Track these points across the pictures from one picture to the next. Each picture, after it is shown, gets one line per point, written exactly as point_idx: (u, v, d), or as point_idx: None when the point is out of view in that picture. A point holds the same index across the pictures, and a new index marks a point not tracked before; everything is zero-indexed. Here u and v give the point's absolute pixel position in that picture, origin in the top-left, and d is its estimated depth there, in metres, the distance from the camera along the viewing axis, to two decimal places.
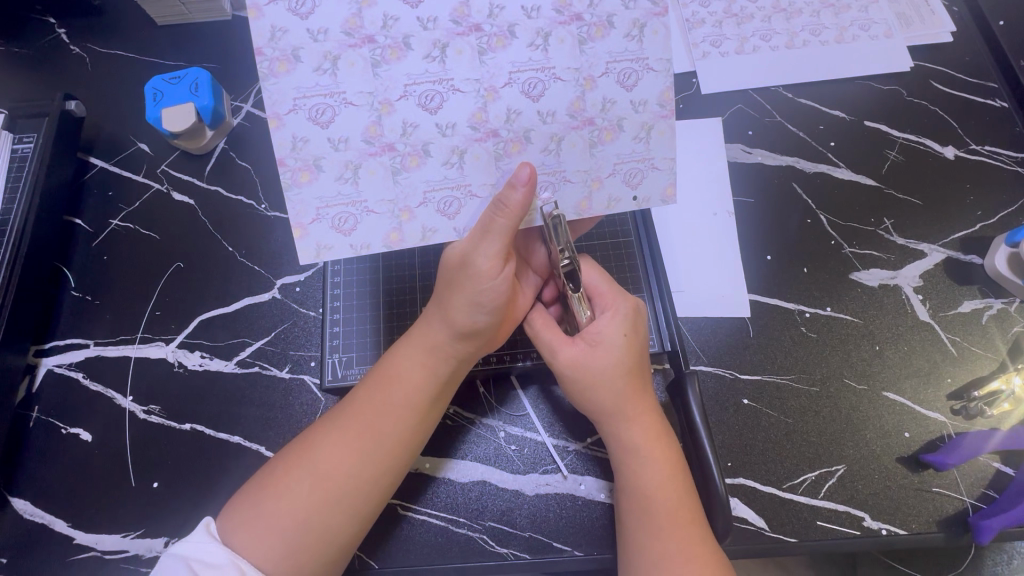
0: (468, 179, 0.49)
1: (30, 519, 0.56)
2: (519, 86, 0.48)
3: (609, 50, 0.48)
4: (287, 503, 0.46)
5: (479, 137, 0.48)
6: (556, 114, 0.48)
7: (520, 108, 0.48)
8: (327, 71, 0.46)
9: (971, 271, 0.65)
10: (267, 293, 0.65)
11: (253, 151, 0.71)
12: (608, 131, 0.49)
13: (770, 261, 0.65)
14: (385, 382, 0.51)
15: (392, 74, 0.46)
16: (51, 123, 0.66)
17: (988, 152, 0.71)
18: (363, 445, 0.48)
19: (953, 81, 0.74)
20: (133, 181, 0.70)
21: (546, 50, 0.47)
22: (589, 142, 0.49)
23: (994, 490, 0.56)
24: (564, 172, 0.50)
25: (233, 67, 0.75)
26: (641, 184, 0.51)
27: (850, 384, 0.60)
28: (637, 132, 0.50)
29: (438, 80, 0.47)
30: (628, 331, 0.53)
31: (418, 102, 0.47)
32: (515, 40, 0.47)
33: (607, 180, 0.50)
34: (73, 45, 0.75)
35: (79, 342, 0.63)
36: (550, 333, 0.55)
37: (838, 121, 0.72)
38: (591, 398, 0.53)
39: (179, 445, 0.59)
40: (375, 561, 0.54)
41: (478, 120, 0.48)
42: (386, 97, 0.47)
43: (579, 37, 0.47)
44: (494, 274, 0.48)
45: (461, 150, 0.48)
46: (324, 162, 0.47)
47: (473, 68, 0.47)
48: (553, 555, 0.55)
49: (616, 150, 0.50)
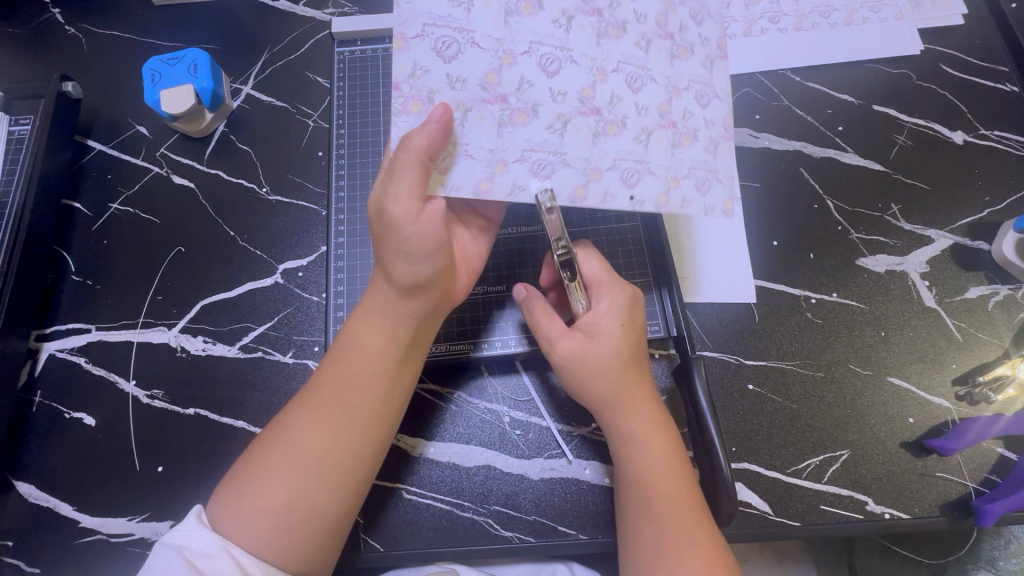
0: (566, 148, 0.47)
1: (35, 503, 0.56)
2: (623, 76, 0.49)
3: (692, 71, 0.50)
4: (268, 485, 0.46)
5: (584, 111, 0.48)
6: (648, 109, 0.49)
7: (622, 95, 0.49)
8: (462, 6, 0.46)
9: (978, 257, 0.64)
10: (269, 277, 0.64)
11: (255, 134, 0.70)
12: (686, 137, 0.49)
13: (776, 247, 0.64)
14: (346, 351, 0.50)
15: (521, 27, 0.47)
16: (48, 105, 0.65)
17: (998, 137, 0.70)
18: (340, 426, 0.48)
19: (963, 65, 0.73)
20: (132, 164, 0.69)
21: (648, 51, 0.49)
22: (671, 143, 0.49)
23: (998, 475, 0.57)
24: (648, 164, 0.49)
25: (232, 48, 0.73)
26: (708, 192, 0.50)
27: (856, 369, 0.60)
28: (707, 145, 0.50)
29: (560, 48, 0.48)
30: (625, 320, 0.53)
31: (539, 61, 0.47)
32: (625, 35, 0.49)
33: (683, 181, 0.49)
34: (69, 26, 0.74)
35: (81, 326, 0.62)
36: (547, 322, 0.54)
37: (846, 105, 0.71)
38: (592, 387, 0.52)
39: (183, 429, 0.58)
40: (380, 544, 0.54)
41: (587, 95, 0.48)
42: (511, 48, 0.47)
43: (671, 52, 0.50)
44: (413, 217, 0.45)
45: (566, 118, 0.48)
46: (437, 97, 0.46)
47: (591, 46, 0.48)
48: (557, 537, 0.55)
49: (692, 158, 0.49)
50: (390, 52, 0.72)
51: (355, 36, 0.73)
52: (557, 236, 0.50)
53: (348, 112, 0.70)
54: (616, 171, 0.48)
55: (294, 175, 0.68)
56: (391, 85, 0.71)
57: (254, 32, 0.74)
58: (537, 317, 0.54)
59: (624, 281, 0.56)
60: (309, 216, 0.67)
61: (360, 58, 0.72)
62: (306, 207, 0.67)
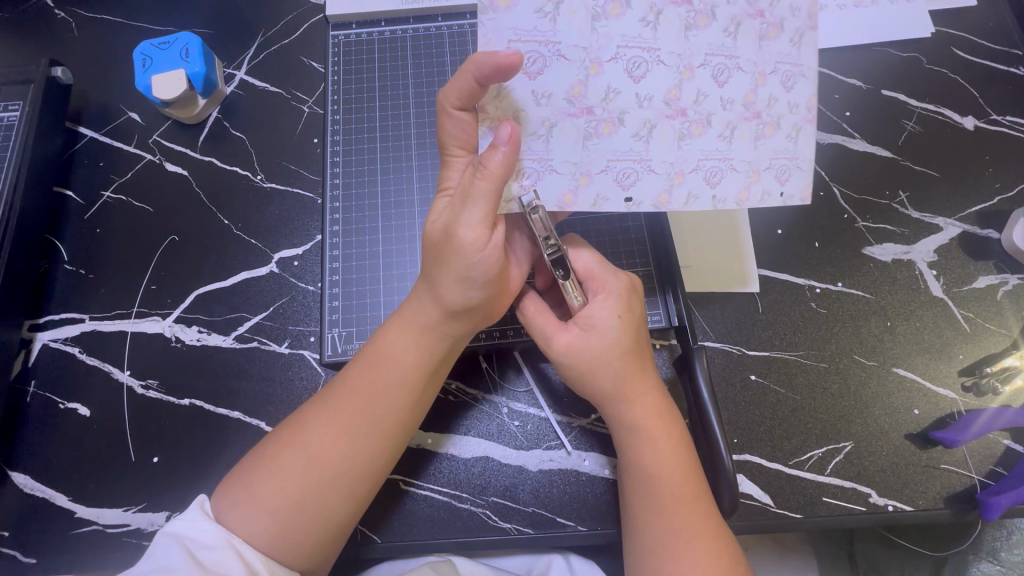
0: (651, 154, 0.47)
1: (30, 493, 0.56)
2: (710, 70, 0.46)
3: (782, 50, 0.46)
4: (281, 481, 0.46)
5: (670, 114, 0.47)
6: (733, 102, 0.47)
7: (708, 91, 0.46)
8: (547, 15, 0.44)
9: (987, 245, 0.63)
10: (265, 267, 0.63)
11: (248, 121, 0.69)
12: (770, 126, 0.47)
13: (781, 235, 0.63)
14: (376, 360, 0.49)
15: (609, 31, 0.45)
16: (37, 90, 0.64)
17: (1010, 122, 0.68)
18: (357, 427, 0.47)
19: (975, 48, 0.72)
20: (125, 152, 0.68)
21: (736, 37, 0.46)
22: (755, 134, 0.47)
23: (1004, 466, 0.56)
24: (730, 160, 0.47)
25: (224, 31, 0.72)
26: (786, 182, 0.48)
27: (860, 360, 0.59)
28: (789, 133, 0.47)
29: (648, 48, 0.45)
30: (622, 312, 0.51)
31: (626, 67, 0.46)
32: (716, 21, 0.45)
33: (763, 173, 0.48)
34: (57, 10, 0.73)
35: (74, 316, 0.61)
36: (541, 318, 0.53)
37: (854, 90, 0.69)
38: (594, 381, 0.51)
39: (179, 419, 0.58)
40: (377, 537, 0.54)
41: (673, 96, 0.46)
42: (597, 56, 0.45)
43: (761, 33, 0.46)
44: (482, 245, 0.45)
45: (652, 123, 0.46)
46: (523, 116, 0.46)
47: (678, 41, 0.45)
48: (555, 529, 0.54)
49: (773, 147, 0.47)
50: (386, 36, 0.71)
51: (350, 19, 0.71)
52: (545, 233, 0.48)
53: (343, 97, 0.68)
54: (698, 172, 0.47)
55: (289, 163, 0.67)
56: (388, 70, 0.69)
57: (246, 15, 0.72)
58: (528, 315, 0.53)
59: (618, 271, 0.54)
60: (305, 205, 0.66)
61: (356, 42, 0.70)
62: (302, 195, 0.66)
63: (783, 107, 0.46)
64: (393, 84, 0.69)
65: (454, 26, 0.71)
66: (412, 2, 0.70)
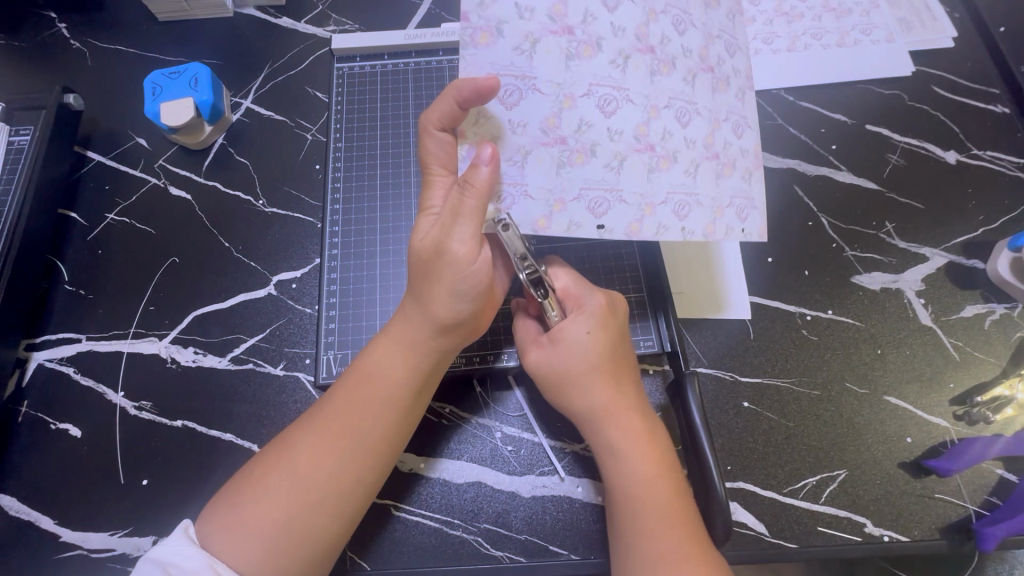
0: (622, 185, 0.48)
1: (15, 516, 0.55)
2: (674, 112, 0.49)
3: (731, 103, 0.51)
4: (266, 504, 0.45)
5: (639, 148, 0.48)
6: (695, 143, 0.49)
7: (673, 130, 0.49)
8: (525, 52, 0.47)
9: (973, 275, 0.64)
10: (263, 289, 0.64)
11: (253, 147, 0.71)
12: (727, 167, 0.50)
13: (771, 263, 0.64)
14: (363, 379, 0.50)
15: (581, 69, 0.47)
16: (48, 116, 0.66)
17: (990, 157, 0.71)
18: (342, 445, 0.47)
19: (953, 87, 0.75)
20: (131, 175, 0.69)
21: (693, 86, 0.49)
22: (716, 173, 0.50)
23: (998, 496, 0.55)
24: (697, 195, 0.49)
25: (235, 63, 0.75)
26: (746, 219, 0.51)
27: (852, 387, 0.59)
28: (744, 174, 0.51)
29: (617, 87, 0.48)
30: (596, 329, 0.53)
31: (597, 102, 0.48)
32: (676, 70, 0.49)
33: (727, 209, 0.50)
34: (75, 41, 0.76)
35: (71, 336, 0.62)
36: (521, 333, 0.56)
37: (838, 125, 0.72)
38: (572, 398, 0.52)
39: (171, 441, 0.58)
40: (366, 564, 0.53)
41: (642, 132, 0.48)
42: (571, 92, 0.47)
43: (712, 85, 0.50)
44: (472, 258, 0.46)
45: (622, 155, 0.48)
46: (499, 142, 0.47)
47: (645, 84, 0.48)
48: (548, 558, 0.54)
49: (732, 186, 0.50)
50: (389, 68, 0.73)
51: (355, 52, 0.74)
52: (522, 252, 0.50)
53: (346, 126, 0.70)
54: (668, 205, 0.49)
55: (291, 188, 0.69)
56: (390, 100, 0.72)
57: (257, 48, 0.76)
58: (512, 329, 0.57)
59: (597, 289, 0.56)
60: (305, 228, 0.67)
61: (360, 74, 0.73)
62: (303, 219, 0.67)
63: (736, 151, 0.50)
64: (395, 113, 0.71)
65: (455, 60, 0.74)
66: (415, 37, 0.73)
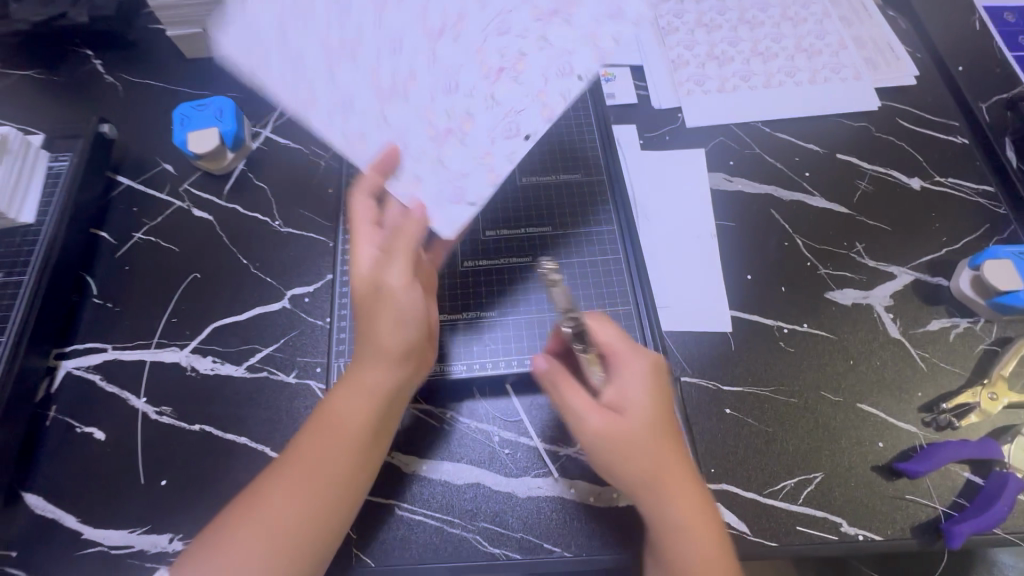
0: (512, 100, 0.54)
1: (40, 514, 0.58)
2: (472, 44, 0.54)
3: (477, 20, 0.54)
4: (236, 556, 0.48)
5: (493, 78, 0.54)
6: (528, 31, 0.54)
7: (507, 44, 0.54)
8: (335, 97, 0.51)
9: (938, 292, 0.69)
10: (277, 302, 0.69)
11: (271, 172, 0.77)
12: (541, 20, 0.54)
13: (750, 280, 0.69)
14: (325, 427, 0.52)
15: (383, 74, 0.52)
16: (85, 144, 0.72)
17: (952, 183, 0.77)
18: (304, 494, 0.50)
19: (917, 119, 0.82)
20: (157, 198, 0.75)
21: (440, 40, 0.53)
22: (562, 20, 0.54)
23: (966, 498, 0.59)
24: (566, 48, 0.54)
25: (256, 96, 0.82)
26: (575, 18, 0.54)
27: (827, 396, 0.63)
28: (563, 19, 0.54)
29: (389, 70, 0.52)
30: (653, 394, 0.52)
31: (439, 87, 0.53)
32: (399, 6, 0.53)
33: (575, 52, 0.54)
34: (109, 76, 0.83)
35: (97, 345, 0.66)
36: (571, 395, 0.52)
37: (811, 154, 0.78)
38: (629, 470, 0.50)
39: (188, 444, 0.61)
40: (371, 560, 0.56)
41: (484, 69, 0.54)
42: (400, 86, 0.53)
43: (458, 14, 0.54)
44: (406, 290, 0.52)
45: (492, 94, 0.54)
46: (409, 164, 0.53)
47: (401, 24, 0.53)
48: (542, 555, 0.57)
49: (561, 35, 0.54)
50: None
51: None
52: (567, 307, 0.52)
53: None
54: (552, 83, 0.54)
55: (306, 210, 0.74)
56: None
57: None
58: (562, 392, 0.52)
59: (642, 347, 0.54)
60: (317, 247, 0.72)
61: None
62: (315, 239, 0.73)
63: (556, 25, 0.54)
64: None
65: None
66: None
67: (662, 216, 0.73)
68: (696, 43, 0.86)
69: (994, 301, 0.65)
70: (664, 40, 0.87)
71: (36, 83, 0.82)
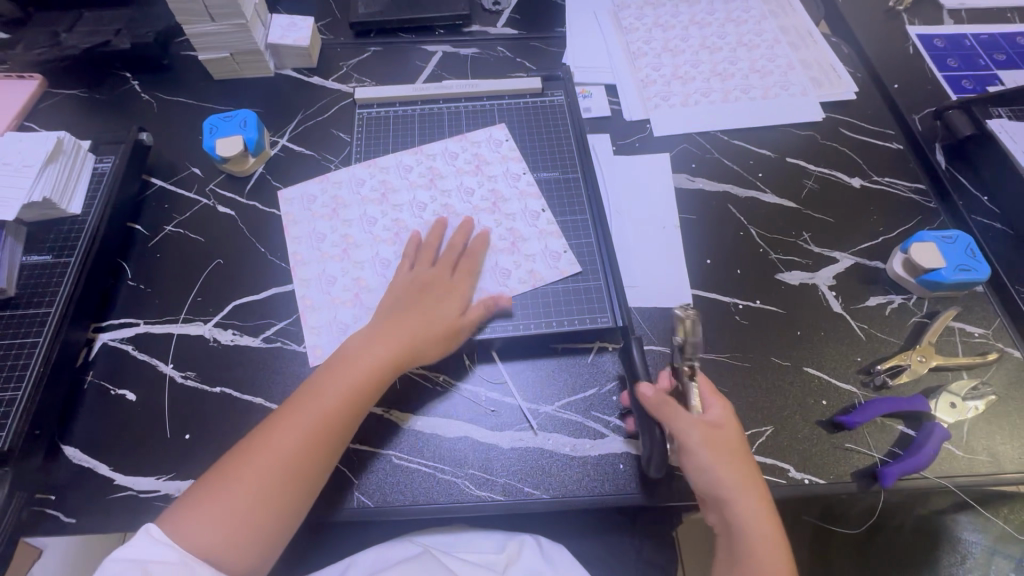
0: (474, 190, 0.83)
1: (78, 463, 0.65)
2: (412, 186, 0.83)
3: (416, 164, 0.85)
4: (243, 481, 0.55)
5: (445, 186, 0.83)
6: (434, 168, 0.85)
7: (413, 190, 0.83)
8: (347, 248, 0.78)
9: (876, 274, 0.78)
10: (290, 283, 0.77)
11: (287, 174, 0.87)
12: (431, 161, 0.86)
13: (709, 264, 0.79)
14: (335, 370, 0.63)
15: (382, 218, 0.81)
16: (126, 148, 0.83)
17: (888, 182, 0.87)
18: (311, 427, 0.59)
19: (857, 128, 0.93)
20: (186, 196, 0.85)
21: (413, 181, 0.84)
22: (441, 157, 0.86)
23: (899, 447, 0.66)
24: (458, 165, 0.85)
25: (276, 110, 0.93)
26: (499, 140, 0.87)
27: (777, 361, 0.72)
28: (439, 149, 0.87)
29: (399, 207, 0.81)
30: (737, 426, 0.61)
31: (432, 211, 0.81)
32: (367, 183, 0.84)
33: (483, 152, 0.86)
34: (145, 94, 0.95)
35: (130, 321, 0.75)
36: (678, 415, 0.59)
37: (764, 158, 0.89)
38: (723, 478, 0.57)
39: (210, 404, 0.69)
40: (370, 502, 0.63)
41: (436, 188, 0.83)
42: (399, 221, 0.80)
43: (408, 165, 0.85)
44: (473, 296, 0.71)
45: (465, 186, 0.83)
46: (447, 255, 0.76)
47: (380, 204, 0.82)
48: (523, 497, 0.63)
49: (449, 159, 0.86)
50: (400, 113, 0.91)
51: (373, 102, 0.92)
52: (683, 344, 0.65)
53: (365, 158, 0.87)
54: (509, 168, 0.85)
55: None
56: (401, 138, 0.89)
57: (295, 99, 0.94)
58: (673, 413, 0.59)
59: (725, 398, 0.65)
60: None
61: (377, 118, 0.91)
62: None
63: (434, 156, 0.86)
64: (404, 147, 0.88)
65: (453, 107, 0.92)
66: (421, 90, 0.91)
67: (632, 210, 0.83)
68: (662, 65, 0.99)
69: (922, 278, 0.74)
70: (634, 62, 0.99)
71: (81, 100, 0.94)
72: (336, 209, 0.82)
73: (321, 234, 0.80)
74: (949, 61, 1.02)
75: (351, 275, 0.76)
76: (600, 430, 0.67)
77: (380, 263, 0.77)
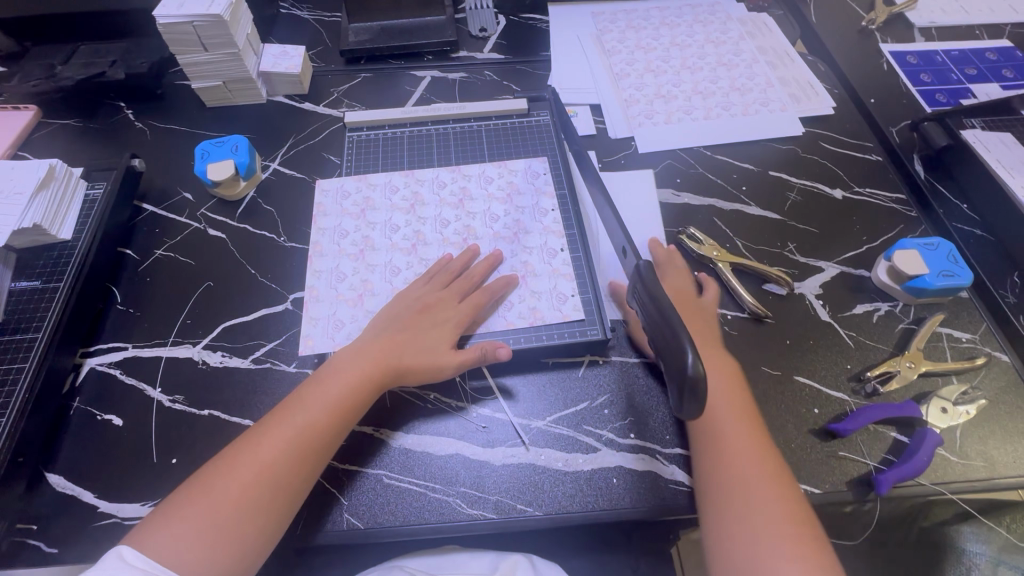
0: (498, 215, 0.83)
1: (61, 491, 0.64)
2: (442, 201, 0.85)
3: (453, 181, 0.87)
4: (208, 495, 0.55)
5: (476, 207, 0.84)
6: (467, 188, 0.86)
7: (442, 204, 0.85)
8: (364, 249, 0.80)
9: (862, 282, 0.79)
10: (280, 305, 0.77)
11: (277, 198, 0.88)
12: (467, 180, 0.87)
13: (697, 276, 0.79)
14: (307, 391, 0.63)
15: (404, 227, 0.82)
16: (118, 175, 0.84)
17: (870, 193, 0.89)
18: (279, 442, 0.58)
19: (836, 142, 0.95)
20: (177, 221, 0.86)
21: (442, 195, 0.86)
22: (479, 177, 0.88)
23: (894, 454, 0.66)
24: (491, 187, 0.86)
25: (268, 135, 0.95)
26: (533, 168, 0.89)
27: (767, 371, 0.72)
28: (483, 170, 0.88)
29: (422, 219, 0.83)
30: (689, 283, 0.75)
31: (452, 228, 0.82)
32: (400, 189, 0.86)
33: (515, 178, 0.87)
34: (138, 122, 0.96)
35: (119, 345, 0.74)
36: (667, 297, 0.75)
37: (747, 172, 0.91)
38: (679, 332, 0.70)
39: (198, 427, 0.68)
40: (359, 523, 0.61)
41: (464, 207, 0.84)
42: (419, 232, 0.82)
43: (444, 180, 0.87)
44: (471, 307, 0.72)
45: (493, 208, 0.84)
46: None
47: (405, 212, 0.84)
48: (515, 514, 0.62)
49: (494, 182, 0.87)
50: (390, 135, 0.93)
51: (363, 124, 0.94)
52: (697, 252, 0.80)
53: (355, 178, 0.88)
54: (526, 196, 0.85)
55: (306, 227, 0.85)
56: (390, 159, 0.90)
57: (286, 125, 0.96)
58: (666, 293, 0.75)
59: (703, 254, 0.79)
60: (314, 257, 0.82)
61: (366, 141, 0.93)
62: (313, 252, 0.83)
63: (473, 175, 0.88)
64: (393, 168, 0.89)
65: (441, 129, 0.94)
66: (410, 113, 0.93)
67: None
68: (645, 85, 1.01)
69: (907, 285, 0.75)
70: (618, 82, 1.01)
71: (75, 129, 0.95)
72: (365, 210, 0.84)
73: (344, 230, 0.82)
74: (923, 75, 1.05)
75: (361, 276, 0.78)
76: (593, 444, 0.66)
77: (390, 270, 0.78)
